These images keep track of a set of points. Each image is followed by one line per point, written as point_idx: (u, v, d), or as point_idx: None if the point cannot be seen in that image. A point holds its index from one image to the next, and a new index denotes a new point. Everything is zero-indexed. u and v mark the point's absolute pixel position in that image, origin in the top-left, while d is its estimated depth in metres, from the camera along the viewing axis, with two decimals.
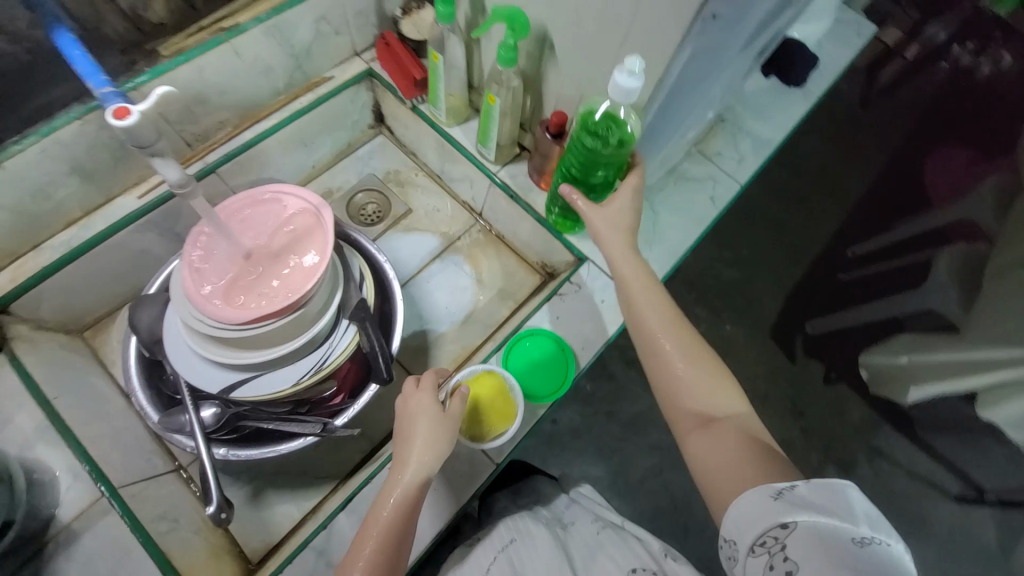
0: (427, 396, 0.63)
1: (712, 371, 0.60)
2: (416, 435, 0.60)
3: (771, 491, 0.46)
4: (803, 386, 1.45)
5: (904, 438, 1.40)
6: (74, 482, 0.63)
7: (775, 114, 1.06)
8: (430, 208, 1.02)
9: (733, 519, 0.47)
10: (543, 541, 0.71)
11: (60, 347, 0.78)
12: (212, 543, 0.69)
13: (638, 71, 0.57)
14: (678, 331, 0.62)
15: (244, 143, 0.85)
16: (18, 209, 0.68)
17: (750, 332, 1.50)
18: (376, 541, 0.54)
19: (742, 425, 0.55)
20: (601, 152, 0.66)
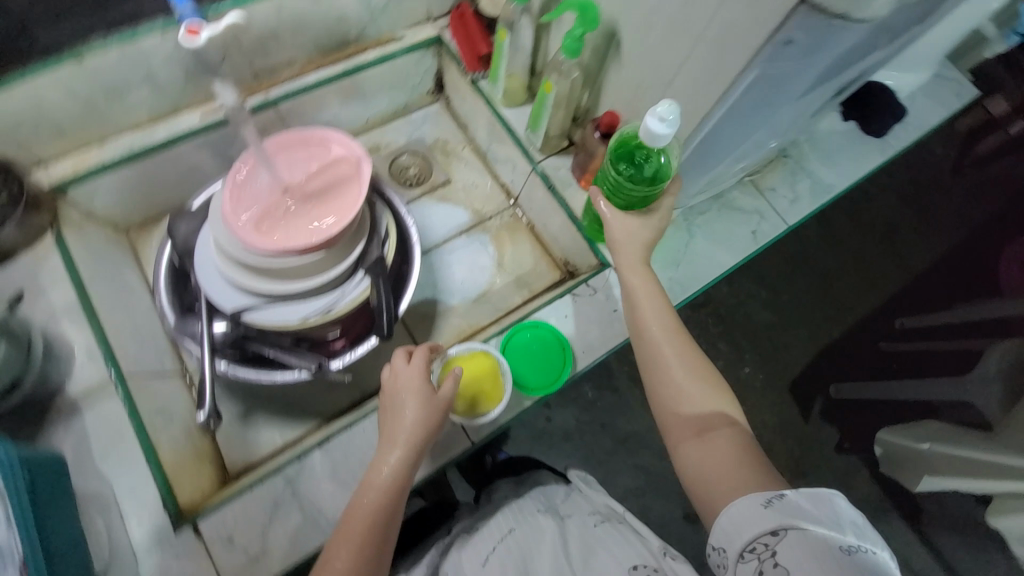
0: (417, 375, 0.64)
1: (709, 379, 0.61)
2: (406, 412, 0.61)
3: (761, 499, 0.48)
4: (809, 447, 1.39)
5: (906, 525, 1.34)
6: (88, 362, 0.68)
7: (844, 160, 1.00)
8: (469, 182, 1.03)
9: (723, 526, 0.49)
10: (539, 532, 0.70)
11: (104, 238, 0.84)
12: (197, 448, 0.74)
13: (671, 118, 0.57)
14: (679, 341, 0.63)
15: (307, 85, 0.88)
16: (92, 104, 0.73)
17: (766, 380, 1.44)
18: (366, 514, 0.56)
19: (735, 434, 0.57)
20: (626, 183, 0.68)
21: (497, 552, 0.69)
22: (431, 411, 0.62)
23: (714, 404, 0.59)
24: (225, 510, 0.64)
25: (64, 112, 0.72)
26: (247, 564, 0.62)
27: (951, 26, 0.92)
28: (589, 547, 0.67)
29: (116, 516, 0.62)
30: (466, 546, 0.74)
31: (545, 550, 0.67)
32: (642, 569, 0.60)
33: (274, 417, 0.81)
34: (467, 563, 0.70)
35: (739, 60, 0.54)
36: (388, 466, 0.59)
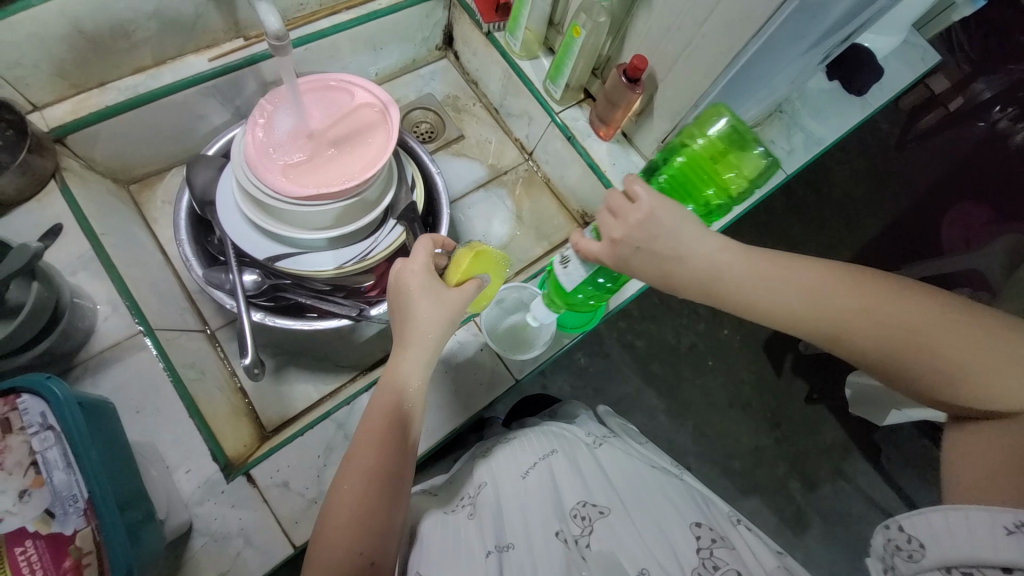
0: (425, 269, 0.61)
1: (987, 345, 0.48)
2: (423, 316, 0.59)
3: (1004, 522, 0.42)
4: (784, 399, 1.54)
5: (869, 464, 1.51)
6: (113, 314, 0.65)
7: (831, 116, 1.07)
8: (482, 138, 1.03)
9: (935, 525, 0.44)
10: (581, 461, 0.74)
11: (107, 192, 0.78)
12: (233, 404, 0.71)
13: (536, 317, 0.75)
14: (901, 327, 0.50)
15: (320, 32, 0.85)
16: (96, 40, 0.68)
17: (745, 337, 1.57)
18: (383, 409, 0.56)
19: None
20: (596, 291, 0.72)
21: (538, 470, 0.73)
22: (450, 312, 0.60)
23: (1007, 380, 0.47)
24: (277, 458, 0.63)
25: (64, 47, 0.67)
26: (306, 507, 0.62)
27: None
28: (645, 490, 0.70)
29: (164, 468, 0.59)
30: (507, 456, 0.78)
31: (595, 484, 0.69)
32: (705, 526, 0.64)
33: (306, 371, 0.78)
34: (504, 476, 0.74)
35: None
36: (405, 370, 0.58)
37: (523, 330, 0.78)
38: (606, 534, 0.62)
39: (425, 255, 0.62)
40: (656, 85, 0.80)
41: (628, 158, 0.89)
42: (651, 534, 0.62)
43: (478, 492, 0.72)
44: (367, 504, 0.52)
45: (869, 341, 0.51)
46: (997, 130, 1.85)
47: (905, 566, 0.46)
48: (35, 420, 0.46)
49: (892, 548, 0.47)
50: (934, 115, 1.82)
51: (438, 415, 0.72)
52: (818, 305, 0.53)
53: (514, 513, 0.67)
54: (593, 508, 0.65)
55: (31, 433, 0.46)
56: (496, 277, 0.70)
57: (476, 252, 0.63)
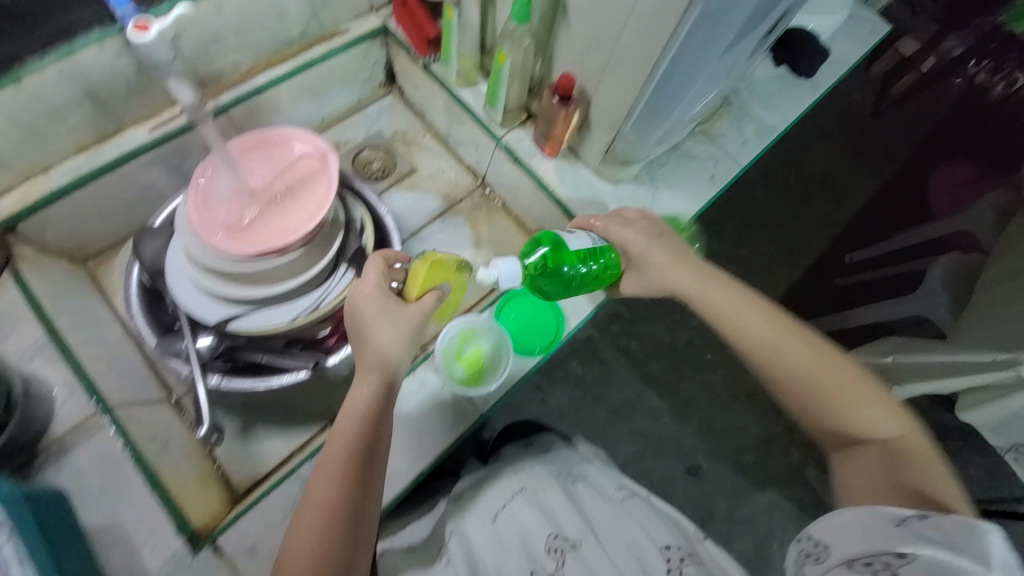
0: (378, 293, 0.61)
1: (867, 391, 0.61)
2: (382, 338, 0.59)
3: (892, 517, 0.50)
4: None
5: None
6: (69, 399, 0.67)
7: (781, 102, 1.07)
8: (434, 169, 1.03)
9: (837, 527, 0.53)
10: (552, 495, 0.75)
11: (62, 272, 0.79)
12: (201, 471, 0.70)
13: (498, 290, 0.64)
14: (820, 359, 0.62)
15: (256, 88, 0.86)
16: (30, 128, 0.69)
17: None
18: (342, 442, 0.56)
19: (898, 448, 0.57)
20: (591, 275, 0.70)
21: (507, 509, 0.74)
22: (406, 328, 0.60)
23: (875, 422, 0.59)
24: None
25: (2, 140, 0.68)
26: None
27: None
28: (618, 519, 0.74)
29: (131, 548, 0.60)
30: (476, 497, 0.78)
31: (567, 515, 0.72)
32: (676, 549, 0.70)
33: (274, 428, 0.78)
34: (474, 519, 0.74)
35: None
36: (363, 394, 0.58)
37: (483, 356, 0.76)
38: (578, 567, 0.66)
39: (376, 278, 0.62)
40: (590, 100, 0.80)
41: (576, 172, 0.89)
42: (623, 560, 0.68)
43: (452, 536, 0.73)
44: (328, 543, 0.52)
45: (797, 362, 0.62)
46: (973, 86, 1.84)
47: (815, 568, 0.53)
48: None
49: (804, 555, 0.55)
50: (907, 78, 1.82)
51: (406, 456, 0.70)
52: (763, 324, 0.64)
53: (487, 558, 0.69)
54: (564, 540, 0.69)
55: None
56: (456, 285, 0.70)
57: (432, 261, 0.63)
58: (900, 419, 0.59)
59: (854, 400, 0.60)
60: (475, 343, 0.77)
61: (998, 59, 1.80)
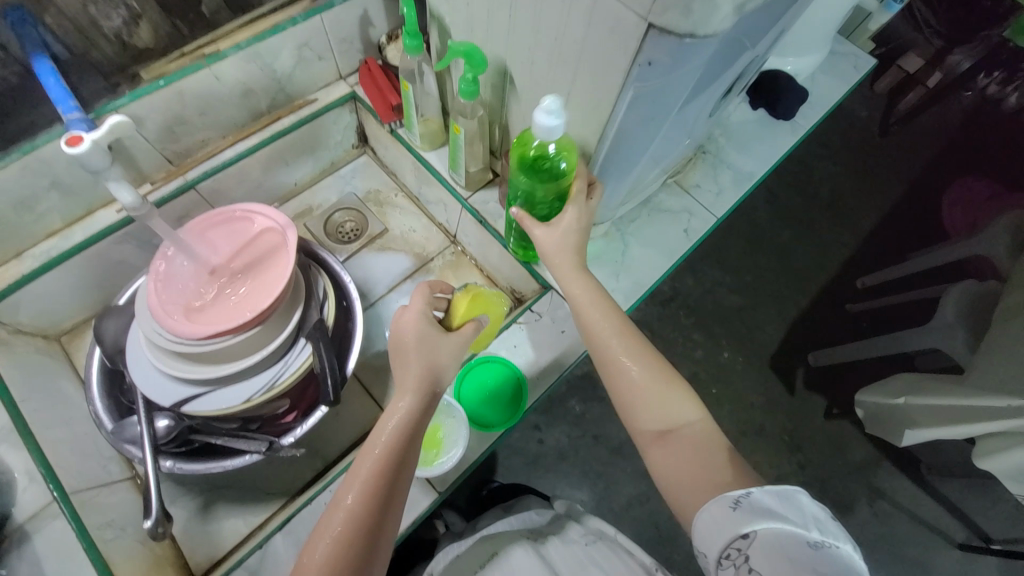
0: (423, 318, 0.61)
1: (676, 382, 0.58)
2: (425, 360, 0.58)
3: (730, 500, 0.46)
4: (799, 421, 1.43)
5: (906, 479, 1.36)
6: (29, 484, 0.65)
7: (759, 147, 1.04)
8: (406, 228, 1.04)
9: (701, 531, 0.48)
10: (517, 559, 0.71)
11: (36, 352, 0.82)
12: (157, 554, 0.70)
13: (555, 113, 0.55)
14: (639, 345, 0.61)
15: (224, 162, 0.88)
16: (0, 219, 0.72)
17: (747, 360, 1.49)
18: (375, 458, 0.52)
19: (696, 433, 0.55)
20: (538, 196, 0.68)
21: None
22: (446, 360, 0.60)
23: (681, 411, 0.57)
24: None
25: None
26: None
27: (826, 10, 0.97)
28: (582, 566, 0.69)
29: None
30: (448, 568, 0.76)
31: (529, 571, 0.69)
32: None
33: (235, 505, 0.78)
34: None
35: (617, 80, 0.55)
36: (400, 414, 0.55)
37: (440, 432, 0.74)
38: None
39: (423, 305, 0.63)
40: None
41: None
42: None
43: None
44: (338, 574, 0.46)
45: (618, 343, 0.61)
46: (986, 97, 1.77)
47: None
48: None
49: None
50: (913, 95, 1.75)
51: None
52: (594, 305, 0.63)
53: None
54: None
55: None
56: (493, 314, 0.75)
57: (474, 295, 0.69)
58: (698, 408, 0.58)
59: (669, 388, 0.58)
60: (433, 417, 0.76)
61: (1010, 70, 1.73)
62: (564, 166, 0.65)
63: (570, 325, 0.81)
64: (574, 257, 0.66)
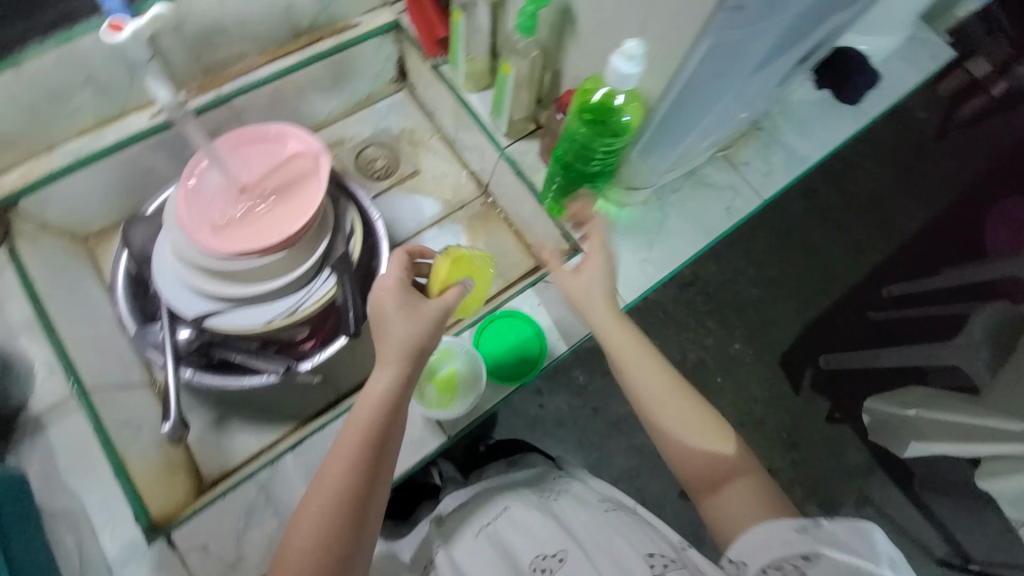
0: (398, 287, 0.60)
1: (710, 422, 0.63)
2: (403, 331, 0.58)
3: (797, 526, 0.52)
4: (801, 420, 1.41)
5: (899, 489, 1.36)
6: (49, 377, 0.66)
7: (818, 130, 0.98)
8: (438, 172, 1.00)
9: (750, 546, 0.54)
10: (535, 517, 0.71)
11: (62, 250, 0.82)
12: (170, 459, 0.73)
13: (636, 57, 0.51)
14: (672, 390, 0.64)
15: (260, 80, 0.85)
16: (33, 110, 0.71)
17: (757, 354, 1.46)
18: (359, 431, 0.55)
19: (737, 471, 0.60)
20: (595, 150, 0.65)
21: (494, 528, 0.72)
22: (424, 329, 0.59)
23: (723, 451, 0.62)
24: (199, 520, 0.63)
25: (7, 121, 0.70)
26: (225, 570, 0.62)
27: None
28: (600, 529, 0.68)
29: (89, 530, 0.61)
30: (461, 517, 0.76)
31: (546, 528, 0.69)
32: (658, 557, 0.62)
33: (247, 423, 0.80)
34: (462, 539, 0.72)
35: (695, 26, 0.50)
36: (382, 388, 0.57)
37: (455, 378, 0.73)
38: None
39: (398, 272, 0.62)
40: None
41: None
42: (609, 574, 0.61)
43: (438, 556, 0.71)
44: (333, 529, 0.52)
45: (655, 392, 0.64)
46: None
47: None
48: None
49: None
50: (976, 101, 1.69)
51: None
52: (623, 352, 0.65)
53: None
54: (551, 560, 0.65)
55: None
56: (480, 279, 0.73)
57: (455, 257, 0.67)
58: (733, 442, 0.63)
59: (707, 431, 0.62)
60: (447, 363, 0.74)
61: None
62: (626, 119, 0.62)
63: None
64: (602, 300, 0.68)
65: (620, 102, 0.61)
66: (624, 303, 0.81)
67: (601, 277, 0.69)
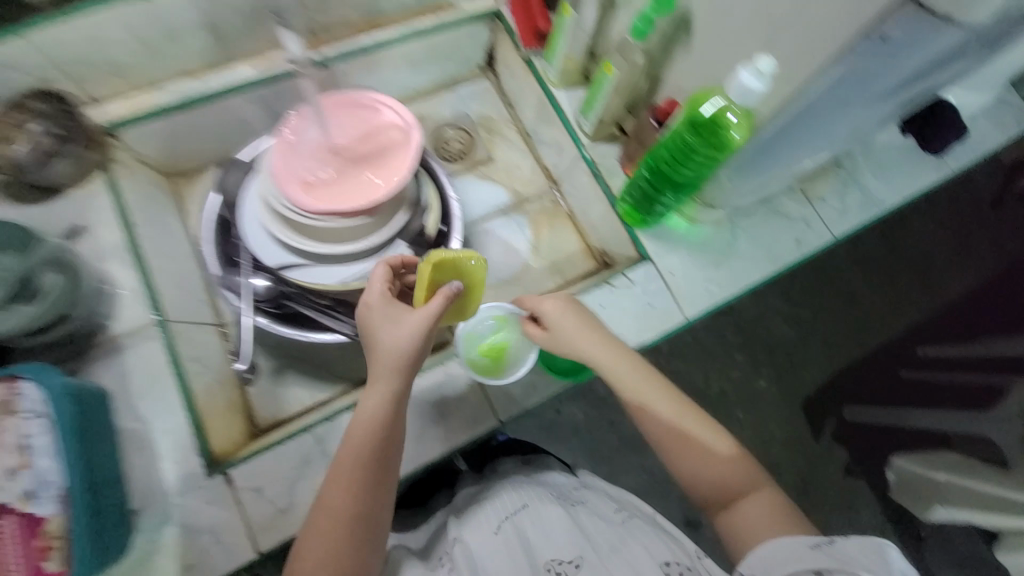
0: (383, 303, 0.61)
1: (722, 443, 0.63)
2: (391, 347, 0.58)
3: (809, 542, 0.51)
4: (817, 466, 1.38)
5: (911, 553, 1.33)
6: (132, 303, 0.69)
7: (898, 177, 0.96)
8: (511, 162, 1.02)
9: (764, 560, 0.52)
10: (553, 517, 0.70)
11: (152, 184, 0.85)
12: (229, 400, 0.75)
13: (767, 74, 0.52)
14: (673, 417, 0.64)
15: (358, 48, 0.86)
16: (153, 45, 0.73)
17: (784, 392, 1.43)
18: (350, 449, 0.56)
19: (754, 490, 0.60)
20: (692, 159, 0.65)
21: (508, 525, 0.70)
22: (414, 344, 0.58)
23: (738, 471, 0.61)
24: (254, 463, 0.65)
25: (126, 53, 0.73)
26: (274, 515, 0.63)
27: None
28: (615, 535, 0.67)
29: (153, 455, 0.63)
30: (474, 510, 0.75)
31: (563, 532, 0.67)
32: (672, 567, 0.61)
33: (303, 378, 0.82)
34: (474, 531, 0.71)
35: (834, 50, 0.51)
36: (372, 407, 0.57)
37: (505, 347, 0.73)
38: None
39: (380, 288, 0.62)
40: None
41: None
42: None
43: (455, 545, 0.71)
44: (341, 542, 0.54)
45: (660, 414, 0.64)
46: None
47: None
48: (32, 406, 0.49)
49: None
50: None
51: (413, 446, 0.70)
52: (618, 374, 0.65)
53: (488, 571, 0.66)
54: (568, 565, 0.64)
55: (28, 418, 0.49)
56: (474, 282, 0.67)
57: (434, 262, 0.61)
58: (745, 461, 0.62)
59: (721, 452, 0.62)
60: (498, 331, 0.74)
61: None
62: (735, 137, 0.60)
63: (658, 301, 0.80)
64: (590, 328, 0.67)
65: (733, 119, 0.59)
66: (686, 318, 0.81)
67: (578, 317, 0.68)
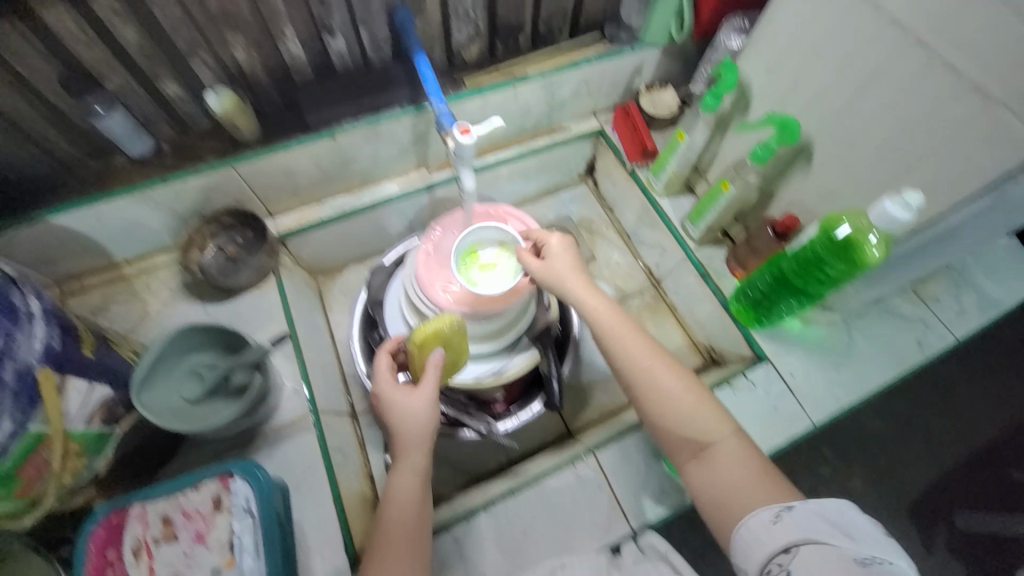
0: (389, 378, 0.67)
1: (702, 409, 0.61)
2: (408, 420, 0.64)
3: (772, 512, 0.51)
4: None
5: None
6: (292, 395, 0.75)
7: (1012, 279, 0.95)
8: (612, 261, 1.09)
9: (742, 540, 0.52)
10: None
11: (305, 282, 0.96)
12: (363, 491, 0.78)
13: (912, 206, 0.57)
14: (646, 367, 0.63)
15: (487, 165, 0.99)
16: (327, 172, 0.87)
17: (881, 504, 1.22)
18: (391, 524, 0.59)
19: (731, 447, 0.58)
20: (826, 270, 0.69)
21: None
22: (430, 411, 0.64)
23: (712, 434, 0.59)
24: None
25: (306, 178, 0.86)
26: None
27: None
28: None
29: (308, 547, 0.65)
30: None
31: None
32: None
33: None
34: None
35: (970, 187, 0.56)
36: (405, 485, 0.61)
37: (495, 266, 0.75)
38: None
39: (386, 371, 0.68)
40: None
41: None
42: None
43: None
44: None
45: (639, 372, 0.63)
46: None
47: None
48: (240, 504, 0.55)
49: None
50: None
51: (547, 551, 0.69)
52: (600, 322, 0.66)
53: None
54: None
55: (236, 515, 0.54)
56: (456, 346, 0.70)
57: (421, 343, 0.64)
58: (721, 417, 0.60)
59: (699, 411, 0.61)
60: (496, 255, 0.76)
61: None
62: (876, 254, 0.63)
63: (784, 404, 0.79)
64: (581, 279, 0.69)
65: (874, 239, 0.63)
66: (813, 423, 0.80)
67: (567, 257, 0.70)
